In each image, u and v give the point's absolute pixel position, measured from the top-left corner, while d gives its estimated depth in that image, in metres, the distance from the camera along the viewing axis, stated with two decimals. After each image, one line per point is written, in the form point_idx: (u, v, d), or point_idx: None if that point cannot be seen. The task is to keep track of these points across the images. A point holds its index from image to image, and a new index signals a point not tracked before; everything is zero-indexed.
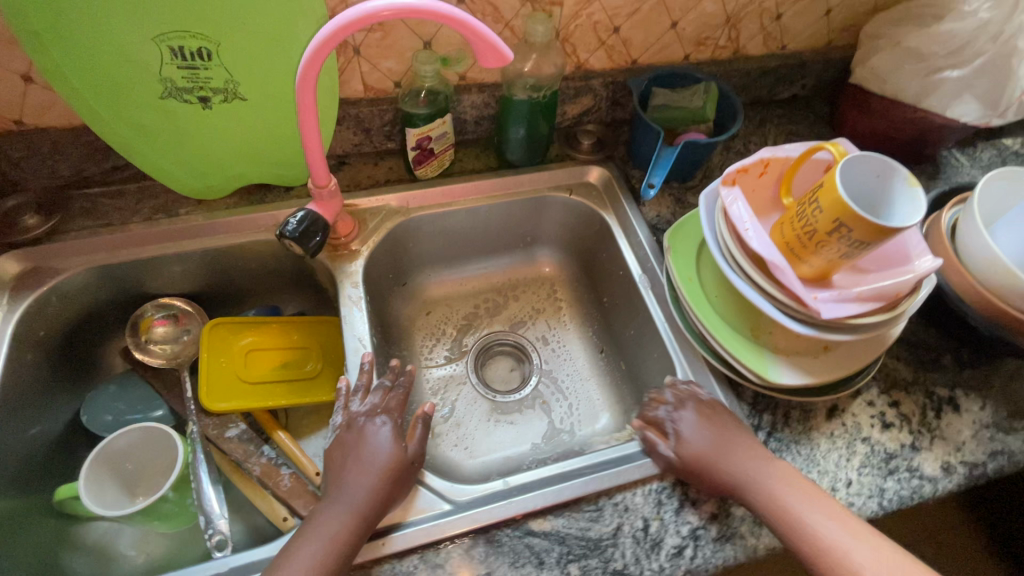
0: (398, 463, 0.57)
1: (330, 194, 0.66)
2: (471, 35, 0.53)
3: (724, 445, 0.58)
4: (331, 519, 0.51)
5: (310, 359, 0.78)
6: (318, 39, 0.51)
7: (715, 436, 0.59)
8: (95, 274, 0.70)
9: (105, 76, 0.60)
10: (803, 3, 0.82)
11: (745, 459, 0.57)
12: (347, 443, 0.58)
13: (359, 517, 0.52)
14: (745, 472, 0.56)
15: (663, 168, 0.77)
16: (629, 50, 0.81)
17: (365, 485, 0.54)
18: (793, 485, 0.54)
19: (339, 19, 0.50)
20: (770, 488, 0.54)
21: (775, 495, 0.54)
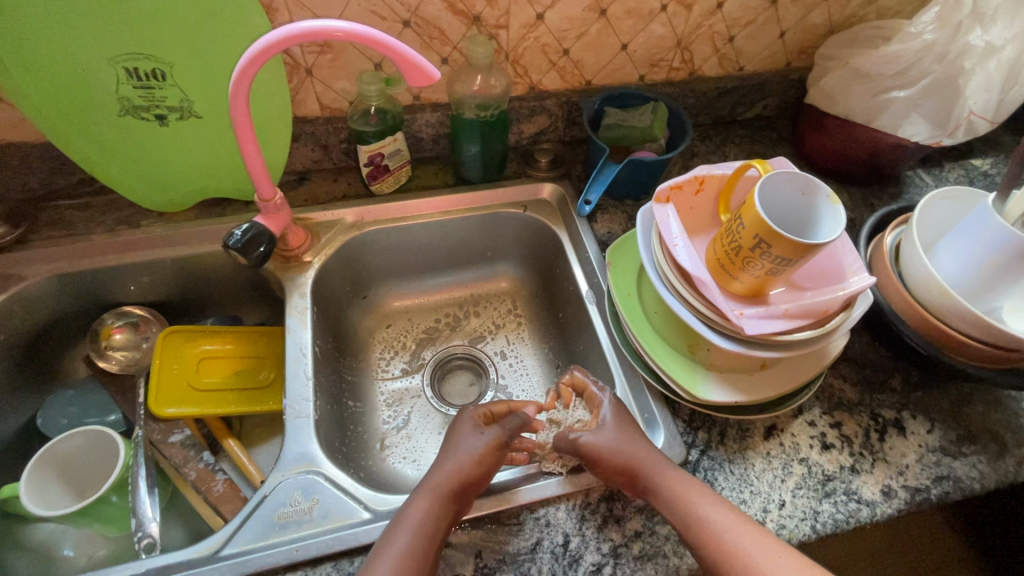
0: (491, 449, 0.58)
1: (276, 206, 0.69)
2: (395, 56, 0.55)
3: (627, 437, 0.58)
4: (417, 507, 0.53)
5: (263, 367, 0.79)
6: (248, 55, 0.53)
7: (620, 429, 0.59)
8: (58, 281, 0.73)
9: (65, 96, 0.63)
10: (755, 25, 0.84)
11: (649, 449, 0.58)
12: (453, 434, 0.61)
13: (437, 502, 0.54)
14: (645, 464, 0.56)
15: (601, 185, 0.78)
16: (581, 71, 0.83)
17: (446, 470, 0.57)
18: (689, 479, 0.55)
19: (267, 36, 0.53)
20: (669, 479, 0.55)
21: (674, 487, 0.55)
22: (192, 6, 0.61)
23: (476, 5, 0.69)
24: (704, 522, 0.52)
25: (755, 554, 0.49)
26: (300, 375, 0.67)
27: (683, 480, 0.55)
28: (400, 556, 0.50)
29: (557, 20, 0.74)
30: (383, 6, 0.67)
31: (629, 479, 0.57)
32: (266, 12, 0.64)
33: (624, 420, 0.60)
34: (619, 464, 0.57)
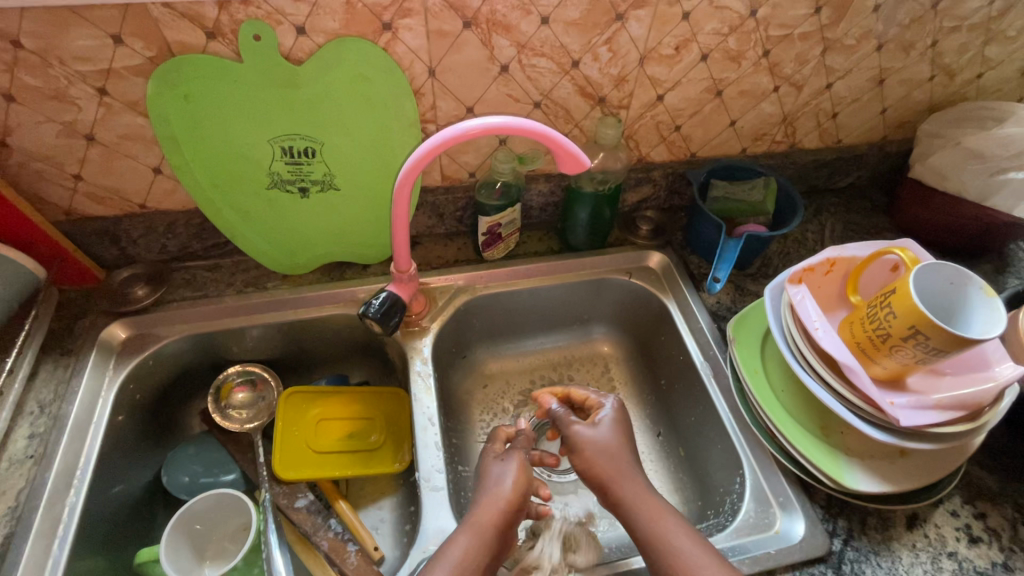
0: (522, 481, 0.62)
1: (409, 277, 0.71)
2: (553, 145, 0.58)
3: (624, 451, 0.63)
4: (454, 550, 0.55)
5: (374, 430, 0.80)
6: (417, 153, 0.57)
7: (613, 431, 0.65)
8: (190, 341, 0.76)
9: (225, 171, 0.67)
10: (858, 103, 0.85)
11: (629, 465, 0.62)
12: (484, 473, 0.64)
13: (478, 539, 0.56)
14: (629, 481, 0.60)
15: (727, 264, 0.80)
16: (688, 144, 0.85)
17: (483, 504, 0.60)
18: (659, 500, 0.59)
19: (435, 137, 0.56)
20: (644, 496, 0.59)
21: (646, 505, 0.58)
22: (351, 93, 0.64)
23: (603, 88, 0.73)
24: (666, 540, 0.55)
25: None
26: (429, 445, 0.68)
27: (659, 501, 0.59)
28: None
29: (675, 100, 0.77)
30: (520, 90, 0.70)
31: (608, 490, 0.61)
32: (415, 96, 0.68)
33: (624, 434, 0.65)
34: (605, 472, 0.61)
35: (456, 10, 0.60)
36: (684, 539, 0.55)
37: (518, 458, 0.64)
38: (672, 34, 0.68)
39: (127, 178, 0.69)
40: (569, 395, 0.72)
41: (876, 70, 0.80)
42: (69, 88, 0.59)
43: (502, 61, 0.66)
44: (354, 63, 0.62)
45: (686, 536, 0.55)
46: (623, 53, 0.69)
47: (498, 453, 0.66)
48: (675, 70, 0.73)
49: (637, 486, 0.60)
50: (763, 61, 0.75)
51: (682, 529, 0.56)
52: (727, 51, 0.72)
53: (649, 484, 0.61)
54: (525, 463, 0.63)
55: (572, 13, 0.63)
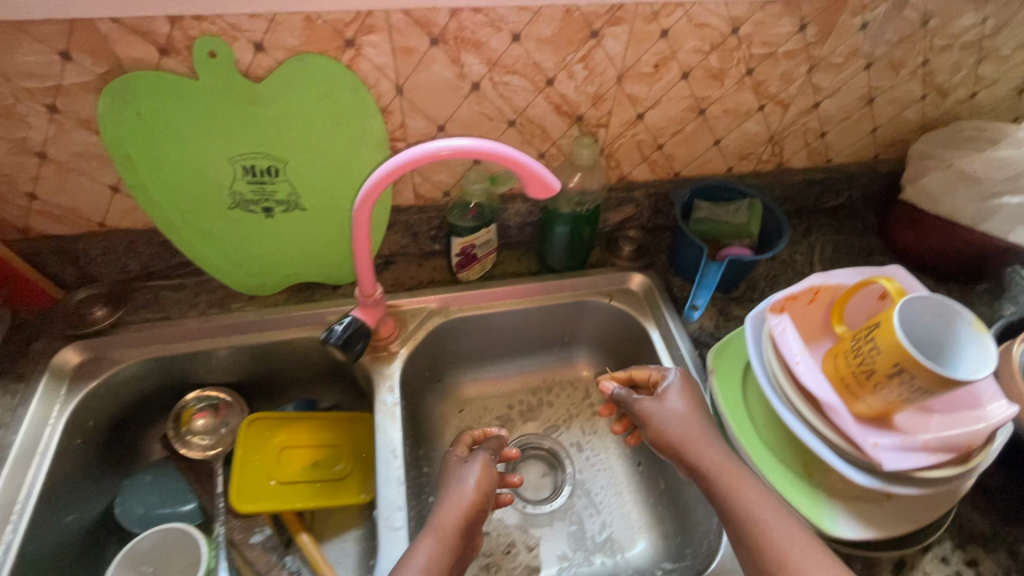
0: (483, 485, 0.62)
1: (374, 302, 0.68)
2: (519, 169, 0.55)
3: (698, 419, 0.62)
4: (418, 554, 0.55)
5: (340, 459, 0.77)
6: (377, 174, 0.55)
7: (686, 404, 0.63)
8: (148, 365, 0.73)
9: (183, 190, 0.65)
10: (848, 122, 0.83)
11: (706, 433, 0.61)
12: (450, 476, 0.64)
13: (443, 543, 0.56)
14: (702, 449, 0.59)
15: (707, 290, 0.76)
16: (672, 163, 0.82)
17: (449, 508, 0.59)
18: (736, 465, 0.58)
19: (394, 160, 0.54)
20: (717, 461, 0.58)
21: (728, 471, 0.57)
22: (314, 111, 0.62)
23: (580, 107, 0.70)
24: (743, 504, 0.54)
25: (786, 541, 0.51)
26: (391, 481, 0.65)
27: (732, 465, 0.58)
28: None
29: (656, 119, 0.74)
30: (493, 108, 0.68)
31: (684, 457, 0.60)
32: (383, 114, 0.65)
33: (696, 403, 0.64)
34: (680, 442, 0.61)
35: (422, 27, 0.58)
36: (763, 503, 0.54)
37: (483, 456, 0.64)
38: (651, 52, 0.66)
39: (83, 197, 0.67)
40: (630, 377, 0.69)
41: (865, 89, 0.78)
42: (16, 105, 0.57)
43: (473, 79, 0.64)
44: (316, 81, 0.60)
45: (767, 500, 0.54)
46: (599, 71, 0.66)
47: (463, 456, 0.66)
48: (654, 88, 0.70)
49: (718, 452, 0.59)
50: (746, 79, 0.72)
51: (761, 496, 0.54)
52: (709, 69, 0.69)
53: (725, 446, 0.60)
54: (488, 463, 0.64)
55: (545, 30, 0.61)
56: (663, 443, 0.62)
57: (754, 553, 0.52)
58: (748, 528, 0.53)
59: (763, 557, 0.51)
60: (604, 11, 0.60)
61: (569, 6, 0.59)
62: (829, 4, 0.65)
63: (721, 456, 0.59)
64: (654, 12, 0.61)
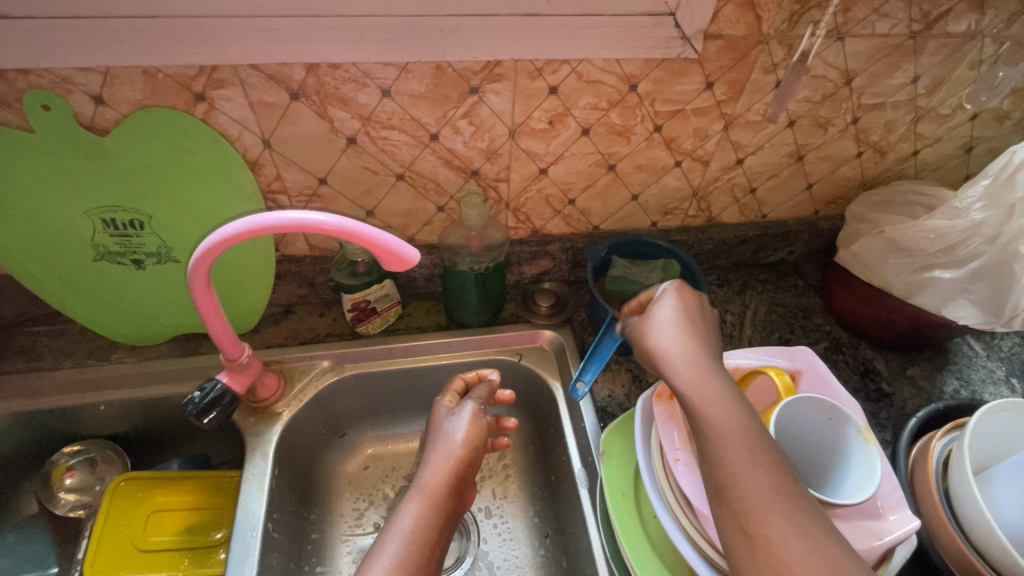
0: (473, 442, 0.60)
1: (242, 365, 0.63)
2: (366, 242, 0.50)
3: (687, 328, 0.53)
4: (405, 516, 0.52)
5: (217, 524, 0.71)
6: (205, 243, 0.50)
7: (676, 314, 0.54)
8: (14, 418, 0.69)
9: (39, 242, 0.61)
10: (779, 178, 0.77)
11: (691, 343, 0.52)
12: (437, 431, 0.62)
13: (427, 505, 0.53)
14: (682, 365, 0.50)
15: (597, 363, 0.68)
16: (588, 217, 0.77)
17: (436, 460, 0.58)
18: (715, 380, 0.48)
19: (221, 231, 0.49)
20: (691, 372, 0.49)
21: (700, 385, 0.48)
22: (174, 165, 0.58)
23: (474, 162, 0.65)
24: (716, 425, 0.45)
25: (754, 480, 0.41)
26: (244, 566, 0.61)
27: (708, 381, 0.48)
28: (394, 563, 0.48)
29: (561, 173, 0.69)
30: (375, 162, 0.63)
31: (658, 365, 0.52)
32: (253, 167, 0.61)
33: (689, 311, 0.55)
34: (657, 349, 0.52)
35: (278, 82, 0.54)
36: (735, 426, 0.44)
37: (472, 408, 0.63)
38: (542, 108, 0.61)
39: None
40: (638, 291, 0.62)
41: (793, 146, 0.73)
42: None
43: (347, 133, 0.59)
44: (170, 135, 0.56)
45: (736, 411, 0.45)
46: (487, 127, 0.62)
47: (450, 407, 0.64)
48: (553, 144, 0.65)
49: (695, 362, 0.50)
50: (656, 136, 0.67)
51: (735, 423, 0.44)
52: (611, 125, 0.65)
53: (710, 366, 0.50)
54: (478, 414, 0.62)
55: (417, 86, 0.56)
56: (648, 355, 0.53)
57: (711, 482, 0.43)
58: (703, 433, 0.45)
59: (718, 482, 0.42)
60: (480, 67, 0.56)
61: (440, 63, 0.55)
62: (736, 62, 0.60)
63: (697, 371, 0.49)
64: (538, 68, 0.57)
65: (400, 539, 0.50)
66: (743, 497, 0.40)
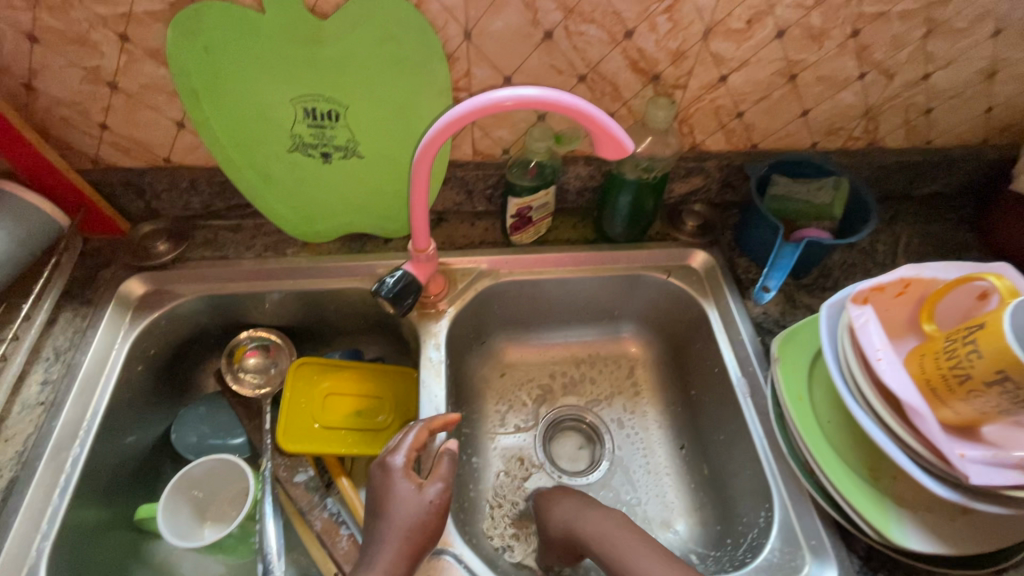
0: (425, 511, 0.57)
1: (428, 258, 0.66)
2: (588, 123, 0.51)
3: (567, 501, 0.64)
4: None
5: (382, 410, 0.77)
6: (442, 121, 0.52)
7: (555, 499, 0.66)
8: (204, 301, 0.75)
9: (248, 129, 0.65)
10: (959, 99, 0.73)
11: (590, 512, 0.62)
12: (391, 497, 0.57)
13: None
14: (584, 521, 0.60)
15: (782, 272, 0.71)
16: (750, 134, 0.75)
17: (387, 553, 0.54)
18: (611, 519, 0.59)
19: (464, 105, 0.50)
20: (595, 520, 0.60)
21: (609, 536, 0.58)
22: (379, 53, 0.60)
23: (658, 64, 0.65)
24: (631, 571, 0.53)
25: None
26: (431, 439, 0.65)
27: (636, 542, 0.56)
28: None
29: (740, 83, 0.68)
30: (564, 61, 0.63)
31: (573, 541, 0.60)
32: (449, 61, 0.62)
33: (557, 500, 0.66)
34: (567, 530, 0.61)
35: None
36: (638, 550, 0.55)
37: (440, 490, 0.58)
38: (745, 5, 0.59)
39: (150, 131, 0.68)
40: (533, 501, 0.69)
41: (987, 61, 0.68)
42: (90, 32, 0.57)
43: (547, 26, 0.60)
44: (384, 20, 0.57)
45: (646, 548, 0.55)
46: (684, 24, 0.61)
47: (406, 466, 0.59)
48: (743, 47, 0.64)
49: (586, 514, 0.61)
50: (850, 42, 0.64)
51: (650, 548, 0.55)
52: (808, 28, 0.62)
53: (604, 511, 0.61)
54: (440, 488, 0.58)
55: None
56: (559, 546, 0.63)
57: None
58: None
59: None
60: None
61: None
62: None
63: (593, 518, 0.60)
64: None
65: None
66: None
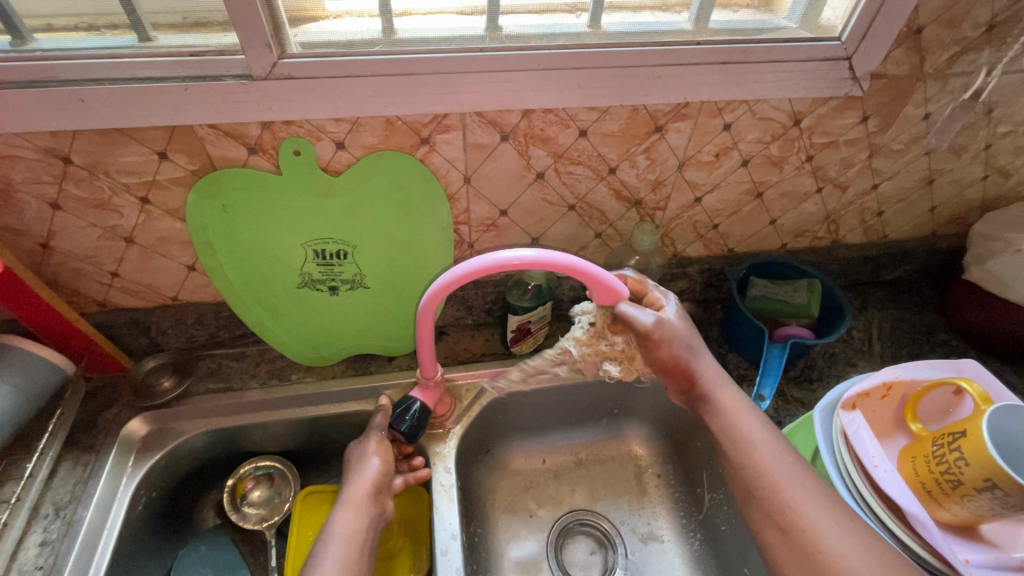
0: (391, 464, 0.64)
1: (435, 383, 0.69)
2: (589, 280, 0.59)
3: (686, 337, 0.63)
4: (339, 525, 0.56)
5: (391, 536, 0.75)
6: (443, 280, 0.56)
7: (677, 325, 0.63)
8: (210, 434, 0.74)
9: (258, 272, 0.68)
10: (906, 201, 0.82)
11: (699, 350, 0.64)
12: (350, 464, 0.64)
13: (363, 518, 0.57)
14: (703, 367, 0.63)
15: (773, 378, 0.74)
16: (726, 241, 0.82)
17: (359, 494, 0.59)
18: (708, 363, 0.64)
19: (464, 267, 0.55)
20: (716, 383, 0.63)
21: (721, 393, 0.62)
22: (387, 201, 0.64)
23: (640, 191, 0.71)
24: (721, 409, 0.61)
25: (800, 501, 0.53)
26: (449, 571, 0.64)
27: (768, 447, 0.57)
28: None
29: (713, 201, 0.75)
30: (555, 194, 0.69)
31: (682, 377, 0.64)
32: (450, 201, 0.67)
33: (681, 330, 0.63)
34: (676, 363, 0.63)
35: (494, 125, 0.60)
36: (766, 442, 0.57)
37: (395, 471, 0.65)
38: (713, 143, 0.67)
39: (161, 275, 0.70)
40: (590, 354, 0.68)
41: (926, 172, 0.77)
42: (112, 197, 0.60)
43: (538, 169, 0.66)
44: (391, 174, 0.62)
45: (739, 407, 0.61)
46: (661, 161, 0.68)
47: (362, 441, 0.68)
48: (714, 175, 0.71)
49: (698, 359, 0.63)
50: (806, 165, 0.72)
51: (774, 453, 0.56)
52: (769, 157, 0.70)
53: (696, 347, 0.64)
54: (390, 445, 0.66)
55: (611, 126, 0.62)
56: (672, 370, 0.64)
57: (738, 460, 0.58)
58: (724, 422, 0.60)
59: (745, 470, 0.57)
60: (669, 109, 0.62)
61: (637, 106, 0.60)
62: (893, 98, 0.66)
63: (700, 365, 0.63)
64: (718, 108, 0.63)
65: (343, 541, 0.54)
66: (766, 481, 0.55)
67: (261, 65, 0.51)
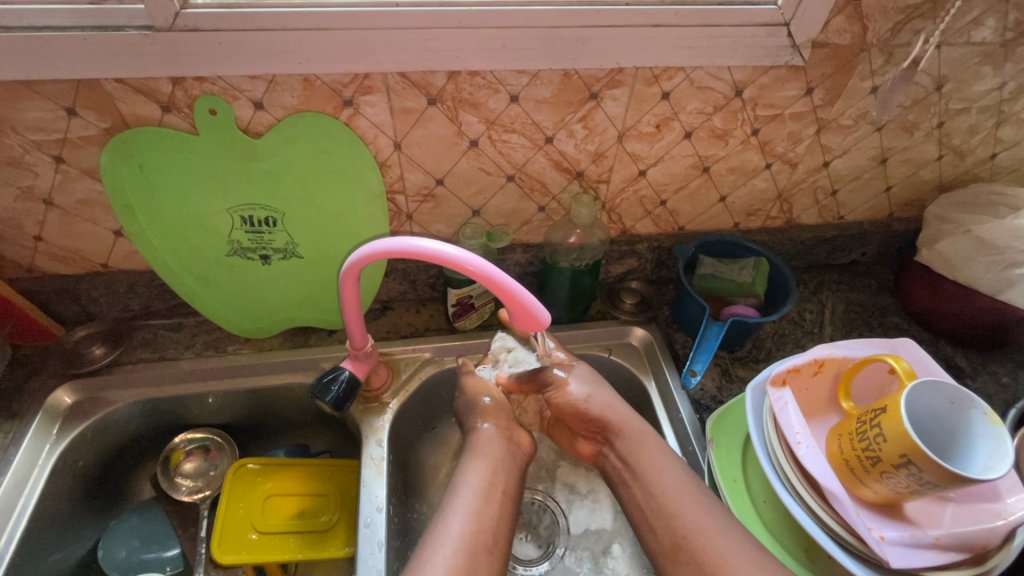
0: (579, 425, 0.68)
1: (366, 354, 0.67)
2: (512, 301, 0.54)
3: (604, 390, 0.69)
4: (473, 474, 0.62)
5: (325, 510, 0.73)
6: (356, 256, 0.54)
7: (592, 378, 0.70)
8: (141, 405, 0.73)
9: (185, 238, 0.66)
10: (859, 181, 0.80)
11: (618, 401, 0.69)
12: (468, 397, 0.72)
13: (491, 463, 0.63)
14: (612, 414, 0.67)
15: (706, 354, 0.74)
16: (676, 218, 0.80)
17: (483, 443, 0.66)
18: (619, 406, 0.68)
19: (391, 242, 0.52)
20: (628, 429, 0.66)
21: (636, 440, 0.64)
22: (313, 166, 0.63)
23: (581, 163, 0.69)
24: (641, 455, 0.63)
25: (725, 547, 0.53)
26: (371, 543, 0.63)
27: (686, 493, 0.58)
28: (462, 537, 0.55)
29: (658, 175, 0.73)
30: (491, 163, 0.67)
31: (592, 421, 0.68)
32: (381, 168, 0.65)
33: (597, 381, 0.70)
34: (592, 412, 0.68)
35: (420, 88, 0.58)
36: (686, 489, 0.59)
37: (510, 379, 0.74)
38: (652, 113, 0.65)
39: (86, 241, 0.68)
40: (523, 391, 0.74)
41: (877, 149, 0.76)
42: (24, 155, 0.58)
43: (471, 136, 0.64)
44: (315, 137, 0.60)
45: (658, 453, 0.63)
46: (599, 130, 0.66)
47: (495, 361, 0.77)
48: (656, 147, 0.69)
49: (613, 411, 0.67)
50: (752, 139, 0.71)
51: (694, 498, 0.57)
52: (713, 129, 0.68)
53: (613, 397, 0.69)
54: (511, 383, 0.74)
55: (543, 91, 0.61)
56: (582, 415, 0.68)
57: (662, 507, 0.58)
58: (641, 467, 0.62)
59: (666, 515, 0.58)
60: (602, 75, 0.60)
61: (568, 70, 0.59)
62: (837, 69, 0.64)
63: (616, 417, 0.67)
64: (655, 75, 0.61)
65: (475, 492, 0.59)
66: (689, 528, 0.56)
67: (162, 14, 0.49)
